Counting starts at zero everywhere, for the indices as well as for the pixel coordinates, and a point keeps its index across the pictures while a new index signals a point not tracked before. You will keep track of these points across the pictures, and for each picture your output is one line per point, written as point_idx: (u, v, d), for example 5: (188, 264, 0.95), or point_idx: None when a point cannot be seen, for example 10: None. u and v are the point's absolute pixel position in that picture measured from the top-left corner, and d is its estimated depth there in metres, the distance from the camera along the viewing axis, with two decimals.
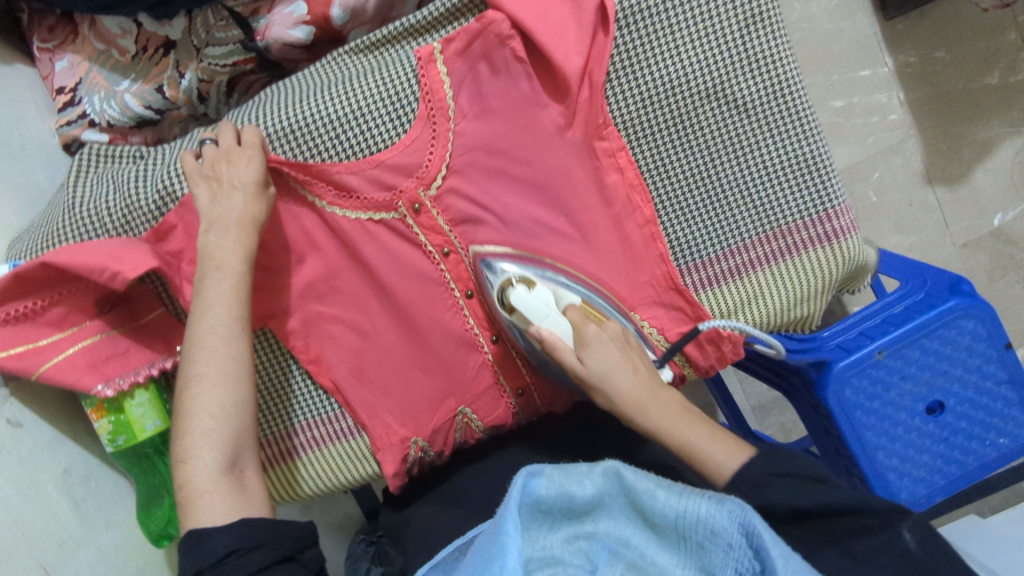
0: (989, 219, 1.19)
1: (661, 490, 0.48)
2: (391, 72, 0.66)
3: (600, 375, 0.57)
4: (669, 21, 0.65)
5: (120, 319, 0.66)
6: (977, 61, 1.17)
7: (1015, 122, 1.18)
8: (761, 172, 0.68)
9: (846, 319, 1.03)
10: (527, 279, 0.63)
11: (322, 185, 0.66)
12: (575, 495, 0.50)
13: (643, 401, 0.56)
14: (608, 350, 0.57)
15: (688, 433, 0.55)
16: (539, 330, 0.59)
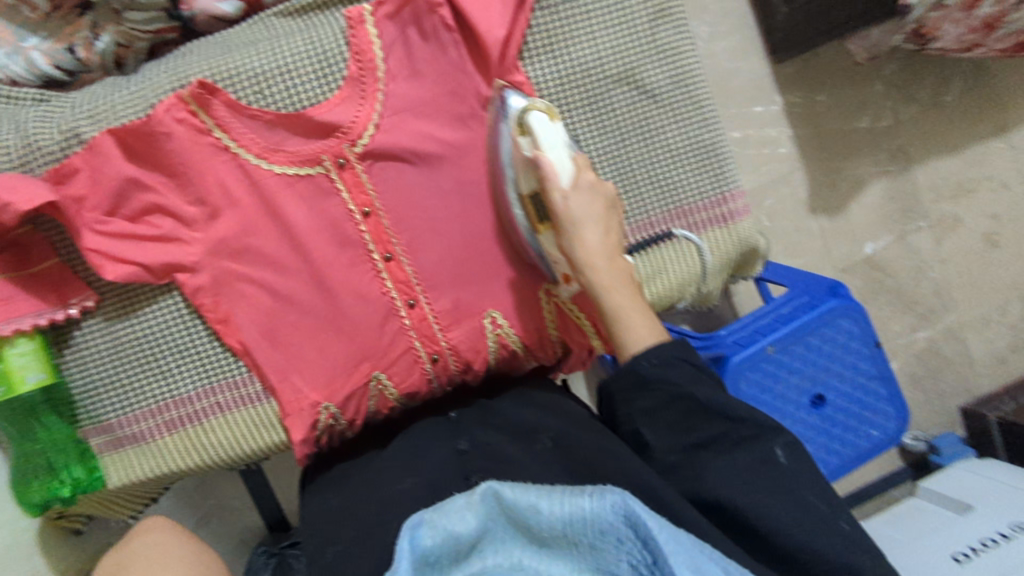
0: (862, 247, 1.34)
1: (543, 501, 0.45)
2: (320, 32, 0.68)
3: (574, 220, 0.63)
4: (587, 7, 0.70)
5: (8, 264, 0.62)
6: (851, 106, 1.32)
7: (882, 162, 1.33)
8: (665, 153, 0.74)
9: (740, 318, 1.11)
10: (553, 113, 0.66)
11: (244, 136, 0.67)
12: (459, 534, 0.44)
13: (599, 245, 0.63)
14: (591, 202, 0.63)
15: (622, 300, 0.61)
16: (539, 157, 0.63)
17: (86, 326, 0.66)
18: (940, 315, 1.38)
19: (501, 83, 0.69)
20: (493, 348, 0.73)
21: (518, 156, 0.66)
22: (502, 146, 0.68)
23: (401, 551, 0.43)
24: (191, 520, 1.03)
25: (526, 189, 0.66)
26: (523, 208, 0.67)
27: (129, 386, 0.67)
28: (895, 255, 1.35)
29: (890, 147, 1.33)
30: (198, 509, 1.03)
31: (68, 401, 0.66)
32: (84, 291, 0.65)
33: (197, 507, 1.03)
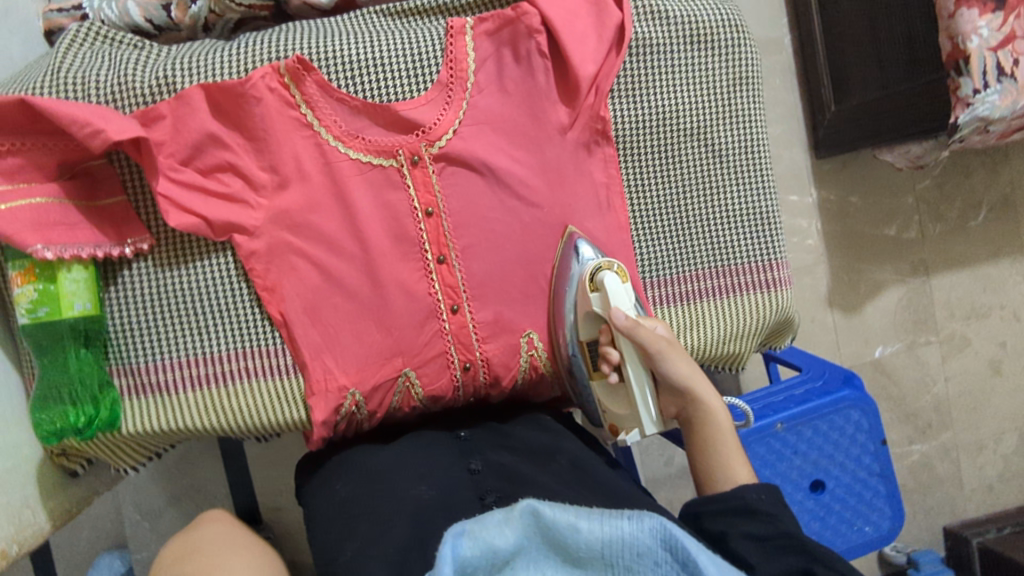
0: (871, 349, 1.36)
1: (583, 521, 0.44)
2: (419, 34, 0.70)
3: (648, 357, 0.67)
4: (673, 61, 0.73)
5: (77, 192, 0.63)
6: (883, 212, 1.35)
7: (903, 272, 1.36)
8: (722, 213, 0.77)
9: (751, 392, 1.12)
10: (621, 271, 0.70)
11: (328, 117, 0.68)
12: (496, 548, 0.44)
13: (686, 384, 0.66)
14: (666, 350, 0.67)
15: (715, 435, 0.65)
16: (617, 316, 0.67)
17: (136, 267, 0.66)
18: (937, 431, 1.38)
19: (572, 228, 0.73)
20: (523, 367, 0.74)
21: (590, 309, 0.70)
22: (567, 302, 0.72)
23: (443, 563, 0.42)
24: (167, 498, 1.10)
25: (587, 337, 0.71)
26: (582, 354, 0.73)
27: (166, 334, 0.67)
28: (903, 363, 1.37)
29: (913, 258, 1.36)
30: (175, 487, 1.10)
31: (102, 339, 0.65)
32: (141, 233, 0.65)
33: (175, 486, 1.08)
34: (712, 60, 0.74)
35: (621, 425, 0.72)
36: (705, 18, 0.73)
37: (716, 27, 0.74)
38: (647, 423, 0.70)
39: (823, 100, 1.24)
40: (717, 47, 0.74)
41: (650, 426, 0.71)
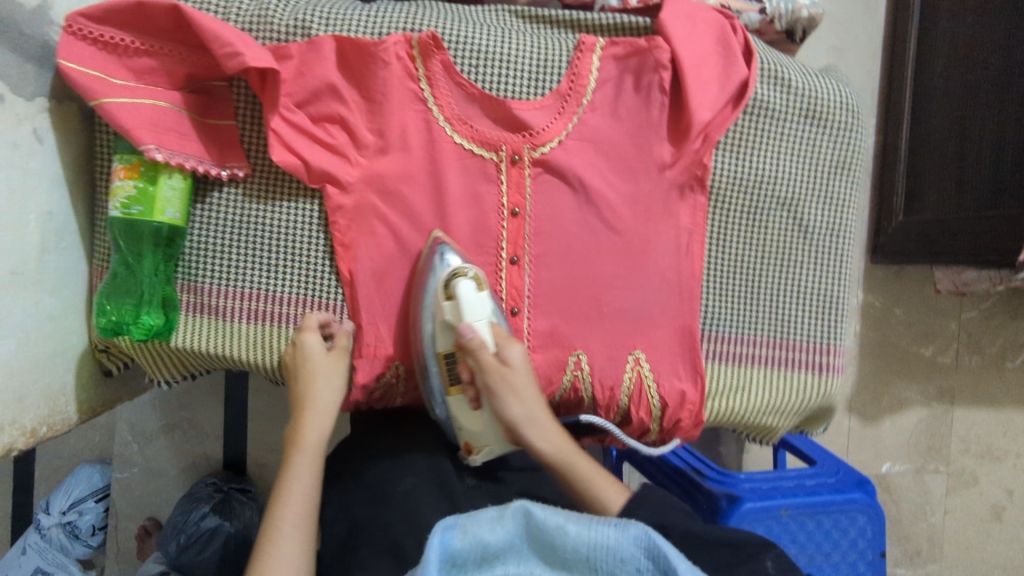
0: (879, 463, 1.35)
1: (572, 524, 0.46)
2: (550, 42, 0.72)
3: (512, 387, 0.64)
4: (784, 128, 0.73)
5: (194, 106, 0.64)
6: (925, 330, 1.31)
7: (929, 395, 1.33)
8: (794, 287, 0.77)
9: (760, 472, 1.10)
10: (478, 279, 0.65)
11: (444, 97, 0.70)
12: (488, 544, 0.46)
13: (535, 413, 0.65)
14: (518, 368, 0.65)
15: (586, 468, 0.65)
16: (466, 334, 0.63)
17: (226, 191, 0.67)
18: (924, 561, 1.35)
19: (437, 232, 0.69)
20: (628, 385, 0.74)
21: (443, 318, 0.66)
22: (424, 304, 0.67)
23: (431, 549, 0.45)
24: (159, 424, 1.17)
25: (446, 349, 0.66)
26: (440, 366, 0.68)
27: (237, 262, 0.68)
28: (907, 484, 1.35)
29: (941, 384, 1.32)
30: (171, 417, 1.17)
31: (179, 252, 0.66)
32: (240, 161, 0.66)
33: (171, 416, 1.18)
34: (821, 138, 0.75)
35: (479, 445, 0.69)
36: (823, 96, 0.74)
37: (832, 107, 0.75)
38: (496, 439, 0.68)
39: (892, 207, 1.22)
40: (829, 126, 0.75)
41: (502, 445, 0.68)
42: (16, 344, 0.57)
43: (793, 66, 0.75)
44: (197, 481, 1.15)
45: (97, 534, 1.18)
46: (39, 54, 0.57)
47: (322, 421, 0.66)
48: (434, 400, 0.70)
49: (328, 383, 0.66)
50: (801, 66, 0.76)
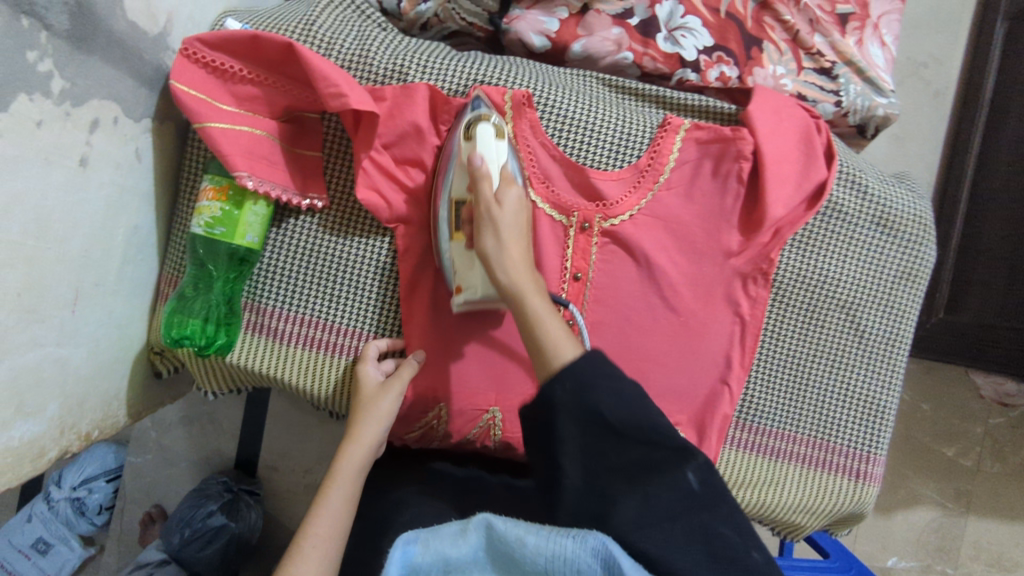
0: (885, 556, 1.29)
1: (531, 535, 0.40)
2: (635, 117, 0.73)
3: (494, 219, 0.59)
4: (854, 234, 0.74)
5: (286, 134, 0.67)
6: (950, 430, 1.28)
7: (943, 494, 1.28)
8: (842, 391, 0.77)
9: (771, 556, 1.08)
10: (502, 131, 0.65)
11: (525, 156, 0.71)
12: (449, 561, 0.40)
13: (510, 246, 0.59)
14: (512, 202, 0.60)
15: (547, 313, 0.56)
16: (475, 160, 0.61)
17: (304, 221, 0.69)
18: None
19: (480, 92, 0.69)
20: None
21: (458, 159, 0.65)
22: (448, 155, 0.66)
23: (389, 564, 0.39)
24: (179, 415, 1.13)
25: (458, 192, 0.64)
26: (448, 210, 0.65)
27: (303, 289, 0.69)
28: None
29: (957, 485, 1.28)
30: (191, 409, 1.13)
31: (251, 274, 0.68)
32: (320, 192, 0.68)
33: (192, 408, 1.13)
34: (890, 247, 0.75)
35: (465, 288, 0.64)
36: (898, 207, 0.75)
37: (906, 219, 0.75)
38: (482, 281, 0.63)
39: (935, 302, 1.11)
40: (900, 237, 0.75)
41: (486, 290, 0.63)
42: (87, 353, 0.58)
43: (870, 172, 0.76)
44: (208, 475, 1.10)
45: (103, 514, 1.11)
46: (153, 78, 0.60)
47: (360, 455, 0.64)
48: (438, 249, 0.67)
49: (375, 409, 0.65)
50: (878, 174, 0.77)
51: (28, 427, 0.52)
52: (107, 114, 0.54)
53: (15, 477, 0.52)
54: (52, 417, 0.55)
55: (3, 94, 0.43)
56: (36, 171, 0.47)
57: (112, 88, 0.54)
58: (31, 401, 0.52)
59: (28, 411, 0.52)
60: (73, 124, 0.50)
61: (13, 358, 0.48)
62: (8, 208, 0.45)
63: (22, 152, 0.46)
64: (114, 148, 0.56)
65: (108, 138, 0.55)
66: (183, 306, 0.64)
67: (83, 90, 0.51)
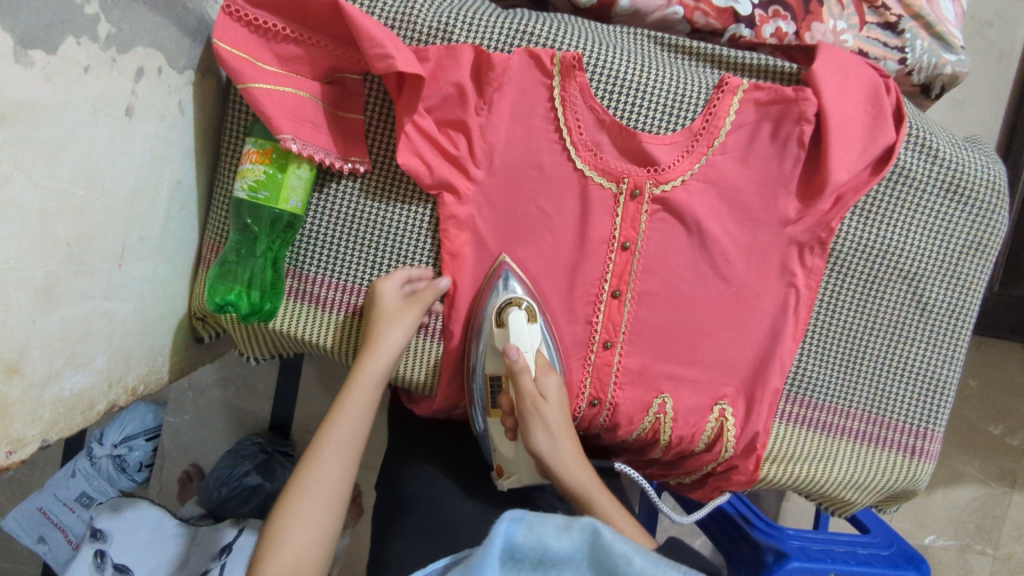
0: (921, 534, 1.25)
1: (640, 557, 0.37)
2: (690, 77, 0.69)
3: (542, 419, 0.64)
4: (922, 201, 0.70)
5: (329, 97, 0.65)
6: (997, 407, 1.23)
7: (988, 473, 1.24)
8: (900, 366, 0.73)
9: (807, 530, 1.04)
10: (533, 312, 0.67)
11: (573, 119, 0.68)
12: (550, 549, 0.38)
13: (563, 441, 0.64)
14: (553, 402, 0.65)
15: (608, 504, 0.63)
16: (511, 353, 0.63)
17: (345, 184, 0.67)
18: None
19: (505, 257, 0.69)
20: (707, 434, 0.73)
21: (491, 342, 0.68)
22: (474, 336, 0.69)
23: (497, 537, 0.38)
24: (215, 376, 1.14)
25: (494, 372, 0.68)
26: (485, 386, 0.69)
27: (346, 256, 0.68)
28: (952, 560, 1.25)
29: (1003, 465, 1.23)
30: (227, 370, 1.14)
31: (292, 238, 0.67)
32: (362, 156, 0.66)
33: (227, 369, 1.14)
34: (958, 215, 0.71)
35: (510, 471, 0.69)
36: (972, 172, 0.70)
37: (979, 185, 0.70)
38: (527, 466, 0.68)
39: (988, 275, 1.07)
40: (971, 205, 0.71)
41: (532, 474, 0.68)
42: (133, 308, 0.58)
43: (942, 135, 0.71)
44: (244, 437, 1.12)
45: (143, 472, 1.12)
46: (195, 29, 0.59)
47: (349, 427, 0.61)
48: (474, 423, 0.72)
49: (373, 363, 0.63)
50: (950, 136, 0.72)
51: (78, 378, 0.52)
52: (152, 63, 0.53)
53: (68, 428, 0.52)
54: (101, 370, 0.55)
55: (50, 36, 0.42)
56: (84, 119, 0.46)
57: (156, 35, 0.53)
58: (80, 353, 0.51)
59: (79, 362, 0.52)
60: (118, 71, 0.49)
61: (64, 309, 0.48)
62: (57, 155, 0.44)
63: (69, 98, 0.44)
64: (159, 100, 0.55)
65: (152, 88, 0.54)
66: (230, 271, 0.64)
67: (128, 37, 0.49)
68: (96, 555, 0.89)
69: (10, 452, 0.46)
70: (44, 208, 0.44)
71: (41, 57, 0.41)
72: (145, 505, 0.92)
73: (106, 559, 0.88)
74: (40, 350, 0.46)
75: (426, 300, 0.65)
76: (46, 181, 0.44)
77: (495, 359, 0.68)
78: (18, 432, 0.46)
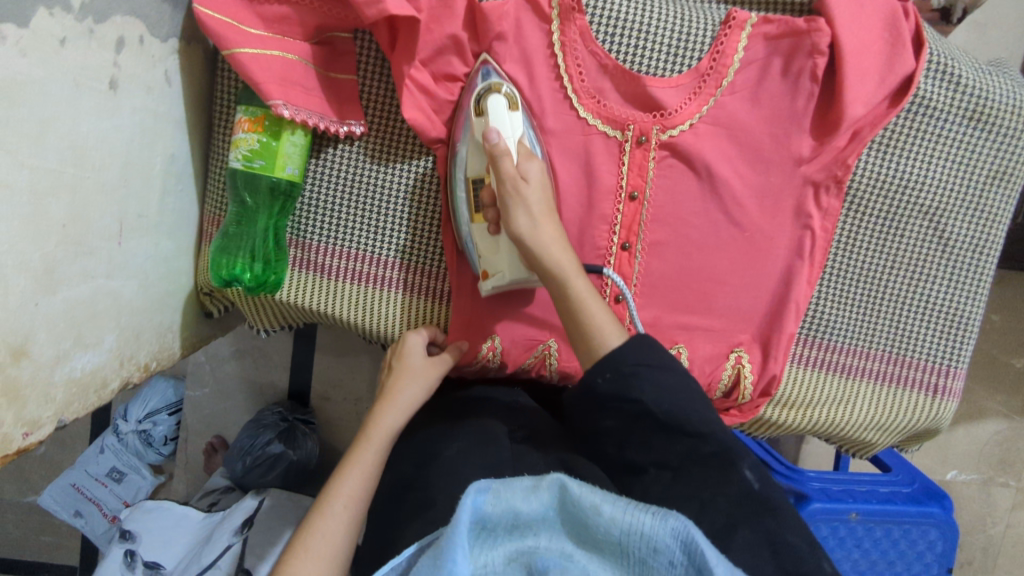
0: (944, 470, 1.25)
1: (609, 504, 0.39)
2: (695, 14, 0.66)
3: (520, 196, 0.57)
4: (943, 130, 0.67)
5: (320, 58, 0.63)
6: (1019, 341, 1.21)
7: (1011, 408, 1.23)
8: (921, 303, 0.72)
9: (828, 472, 1.04)
10: (514, 102, 0.61)
11: (574, 66, 0.65)
12: (519, 513, 0.40)
13: (546, 224, 0.57)
14: (537, 184, 0.58)
15: (589, 295, 0.57)
16: (492, 137, 0.57)
17: (342, 148, 0.65)
18: None
19: (488, 56, 0.64)
20: (724, 382, 0.72)
21: (472, 135, 0.61)
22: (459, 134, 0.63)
23: (462, 512, 0.39)
24: (231, 349, 1.14)
25: (474, 173, 0.62)
26: (467, 192, 0.63)
27: (347, 222, 0.67)
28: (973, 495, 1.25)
29: None
30: (242, 343, 1.14)
31: (293, 205, 0.65)
32: (358, 117, 0.64)
33: (243, 342, 1.14)
34: (982, 143, 0.68)
35: (492, 272, 0.62)
36: (997, 96, 0.67)
37: (1005, 111, 0.67)
38: (510, 265, 0.61)
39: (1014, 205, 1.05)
40: (996, 132, 0.67)
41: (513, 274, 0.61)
42: (138, 286, 0.58)
43: (965, 60, 0.68)
44: (263, 408, 1.13)
45: (169, 445, 1.15)
46: None
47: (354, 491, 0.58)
48: (457, 231, 0.65)
49: (386, 418, 0.62)
50: (973, 60, 0.68)
51: (88, 359, 0.52)
52: (132, 32, 0.51)
53: (82, 409, 0.52)
54: (111, 349, 0.55)
55: (22, 8, 0.40)
56: (66, 94, 0.45)
57: (134, 2, 0.50)
58: (88, 334, 0.51)
59: (87, 343, 0.51)
60: (97, 42, 0.47)
61: (66, 291, 0.47)
62: (42, 133, 0.43)
63: (48, 73, 0.43)
64: (143, 71, 0.53)
65: (135, 58, 0.52)
66: (233, 239, 0.63)
67: (104, 5, 0.47)
68: (127, 554, 0.93)
69: (27, 434, 0.46)
70: (34, 188, 0.43)
71: (14, 31, 0.39)
72: (170, 505, 0.97)
73: (135, 558, 0.92)
74: (45, 333, 0.46)
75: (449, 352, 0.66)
76: (34, 160, 0.43)
77: (478, 160, 0.61)
78: (32, 414, 0.46)
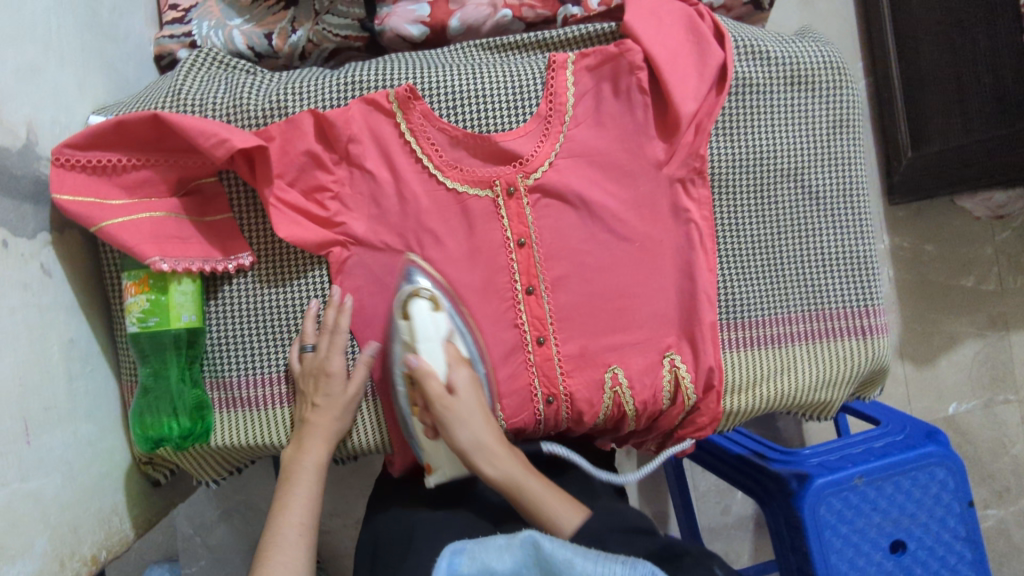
0: (944, 406, 1.24)
1: (579, 557, 0.45)
2: (522, 68, 0.71)
3: (455, 415, 0.62)
4: (772, 100, 0.73)
5: (190, 206, 0.66)
6: (960, 261, 1.22)
7: (979, 325, 1.23)
8: (818, 256, 0.75)
9: (822, 445, 1.02)
10: (437, 301, 0.67)
11: (428, 145, 0.70)
12: (493, 570, 0.47)
13: (483, 434, 0.62)
14: (469, 396, 0.64)
15: (539, 486, 0.60)
16: (413, 361, 0.64)
17: (235, 283, 0.68)
18: (1015, 497, 1.25)
19: (413, 255, 0.69)
20: (667, 388, 0.73)
21: (403, 339, 0.67)
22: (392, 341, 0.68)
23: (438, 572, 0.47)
24: (216, 512, 1.11)
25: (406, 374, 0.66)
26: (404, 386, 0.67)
27: (257, 349, 0.68)
28: (979, 420, 1.25)
29: (990, 311, 1.23)
30: (226, 503, 1.11)
31: (201, 349, 0.67)
32: (245, 249, 0.67)
33: (226, 502, 1.11)
34: (810, 103, 0.74)
35: (435, 468, 0.67)
36: (805, 60, 0.73)
37: (819, 70, 0.74)
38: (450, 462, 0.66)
39: (899, 143, 1.12)
40: (818, 89, 0.74)
41: (455, 468, 0.67)
42: (62, 478, 0.58)
43: (769, 38, 0.75)
44: None
45: None
46: (34, 192, 0.59)
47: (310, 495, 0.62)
48: (401, 419, 0.69)
49: (317, 433, 0.65)
50: (776, 36, 0.76)
51: (20, 568, 0.51)
52: None
53: None
54: (45, 552, 0.54)
55: None
56: None
57: None
58: (12, 543, 0.51)
59: (13, 553, 0.51)
60: None
61: None
62: None
63: None
64: (15, 273, 0.55)
65: (3, 263, 0.54)
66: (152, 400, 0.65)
67: None
68: None
69: None
70: None
71: None
72: None
73: None
74: None
75: (339, 363, 0.66)
76: None
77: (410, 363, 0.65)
78: None
